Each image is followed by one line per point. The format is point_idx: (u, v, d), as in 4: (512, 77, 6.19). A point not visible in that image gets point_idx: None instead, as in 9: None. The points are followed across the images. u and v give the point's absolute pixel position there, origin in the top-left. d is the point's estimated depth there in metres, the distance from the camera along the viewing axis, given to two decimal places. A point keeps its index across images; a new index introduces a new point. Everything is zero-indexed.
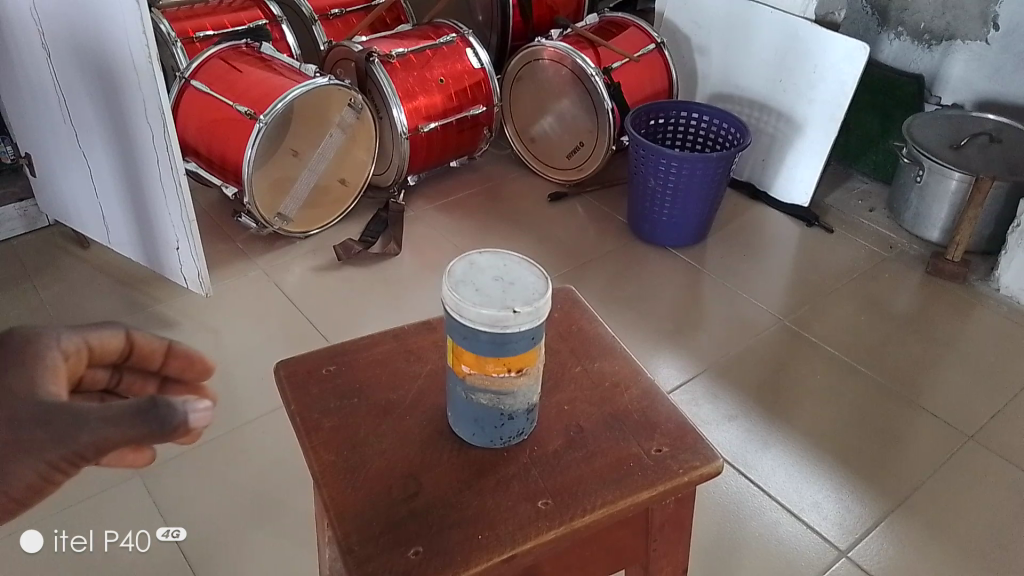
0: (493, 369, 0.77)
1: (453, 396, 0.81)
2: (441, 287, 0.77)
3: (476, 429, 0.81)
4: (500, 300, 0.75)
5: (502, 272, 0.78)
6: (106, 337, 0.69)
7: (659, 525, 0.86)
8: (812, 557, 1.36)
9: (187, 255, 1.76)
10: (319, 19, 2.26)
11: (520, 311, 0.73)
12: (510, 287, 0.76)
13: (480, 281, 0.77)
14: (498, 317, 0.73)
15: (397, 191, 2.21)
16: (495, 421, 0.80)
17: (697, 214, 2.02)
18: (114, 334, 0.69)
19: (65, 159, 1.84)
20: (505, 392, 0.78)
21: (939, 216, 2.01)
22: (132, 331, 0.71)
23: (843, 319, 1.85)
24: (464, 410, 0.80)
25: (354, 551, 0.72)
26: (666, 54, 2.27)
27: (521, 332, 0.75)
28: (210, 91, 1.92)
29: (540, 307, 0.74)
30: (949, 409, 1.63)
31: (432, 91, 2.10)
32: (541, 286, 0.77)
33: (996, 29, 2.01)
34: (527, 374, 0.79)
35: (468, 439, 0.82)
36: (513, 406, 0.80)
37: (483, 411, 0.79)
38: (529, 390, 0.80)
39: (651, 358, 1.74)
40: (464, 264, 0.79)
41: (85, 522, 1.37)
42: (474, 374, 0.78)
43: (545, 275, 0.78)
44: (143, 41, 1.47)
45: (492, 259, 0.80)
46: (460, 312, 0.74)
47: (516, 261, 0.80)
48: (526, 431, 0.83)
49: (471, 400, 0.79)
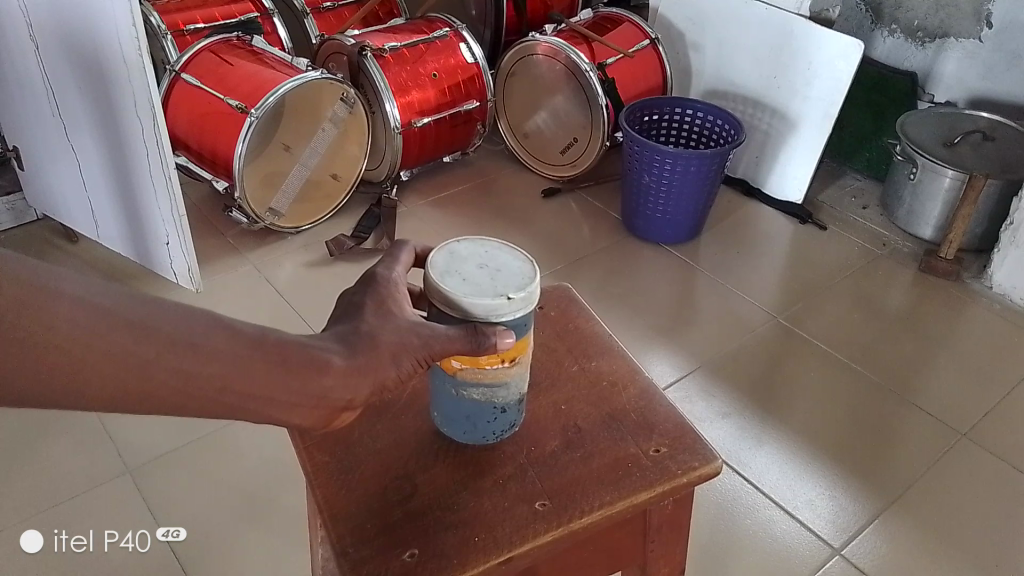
0: (486, 361, 0.77)
1: (439, 395, 0.80)
2: (426, 279, 0.75)
3: (467, 427, 0.80)
4: (490, 287, 0.74)
5: (485, 258, 0.77)
6: (409, 256, 0.82)
7: (657, 526, 0.85)
8: (806, 554, 1.36)
9: (178, 250, 1.74)
10: (311, 12, 2.24)
11: (513, 297, 0.73)
12: (497, 272, 0.76)
13: (464, 270, 0.76)
14: (491, 306, 0.73)
15: (390, 186, 2.19)
16: (488, 416, 0.80)
17: (690, 211, 2.02)
18: (410, 251, 0.82)
19: (53, 151, 1.81)
20: (497, 384, 0.79)
21: (931, 213, 2.02)
22: (416, 247, 0.84)
23: (836, 316, 1.86)
24: (454, 409, 0.80)
25: (349, 554, 0.71)
26: (660, 49, 2.26)
27: (515, 318, 0.75)
28: (200, 84, 1.89)
29: (531, 292, 0.74)
30: (941, 406, 1.63)
31: (425, 86, 2.08)
32: (528, 270, 0.76)
33: (989, 27, 2.01)
34: (518, 363, 0.79)
35: (458, 439, 0.81)
36: (505, 398, 0.80)
37: (475, 407, 0.79)
38: (519, 381, 0.81)
39: (646, 354, 1.74)
40: (444, 254, 0.78)
41: (84, 522, 1.36)
42: (466, 367, 0.78)
43: (530, 258, 0.78)
44: (133, 33, 1.45)
45: (472, 246, 0.79)
46: (452, 305, 0.73)
47: (496, 245, 0.79)
48: (516, 423, 0.83)
49: (463, 397, 0.79)
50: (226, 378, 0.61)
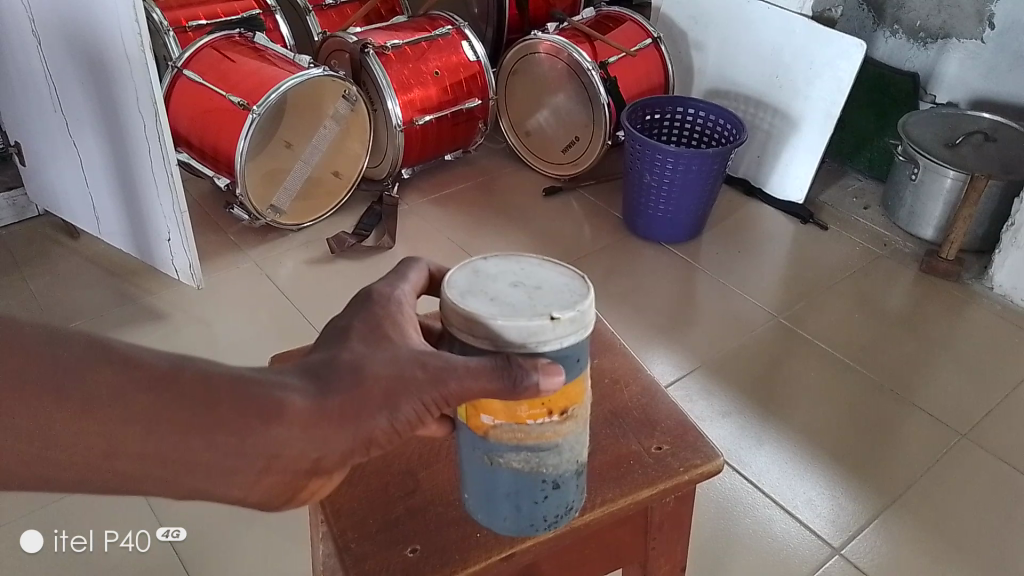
0: (528, 416, 0.65)
1: (475, 469, 0.69)
2: (443, 302, 0.65)
3: (514, 508, 0.70)
4: (528, 308, 0.64)
5: (520, 275, 0.68)
6: (419, 275, 0.77)
7: (658, 523, 0.85)
8: (805, 555, 1.36)
9: (179, 247, 1.74)
10: (313, 10, 2.24)
11: (559, 318, 0.62)
12: (535, 291, 0.66)
13: (492, 289, 0.66)
14: (530, 328, 0.62)
15: (392, 184, 2.19)
16: (539, 491, 0.69)
17: (692, 210, 2.01)
18: (422, 269, 0.77)
19: (55, 146, 1.81)
20: (544, 448, 0.67)
21: (933, 214, 2.01)
22: (431, 265, 0.79)
23: (837, 316, 1.86)
24: (496, 485, 0.69)
25: (351, 550, 0.72)
26: (662, 48, 2.26)
27: (562, 345, 0.64)
28: (202, 81, 1.89)
29: (580, 313, 0.64)
30: (942, 407, 1.63)
31: (427, 84, 2.08)
32: (574, 288, 0.66)
33: (992, 28, 2.01)
34: (572, 417, 0.68)
35: (502, 523, 0.71)
36: (556, 466, 0.68)
37: (521, 480, 0.68)
38: (572, 442, 0.69)
39: (647, 352, 1.75)
40: (468, 273, 0.68)
41: (85, 521, 1.35)
42: (502, 424, 0.66)
43: (574, 276, 0.68)
44: (135, 30, 1.45)
45: (502, 264, 0.69)
46: (480, 327, 0.63)
47: (534, 262, 0.70)
48: (571, 500, 0.72)
49: (505, 468, 0.68)
50: (217, 387, 0.60)
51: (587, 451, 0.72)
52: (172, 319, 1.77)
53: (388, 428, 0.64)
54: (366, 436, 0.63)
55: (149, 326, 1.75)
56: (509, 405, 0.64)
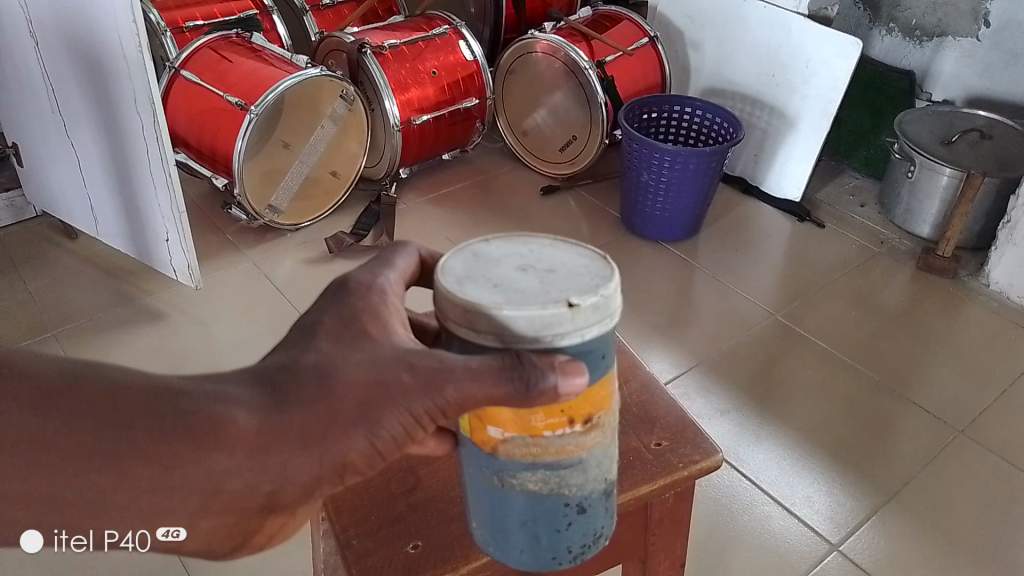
0: (544, 427, 0.63)
1: (488, 494, 0.67)
2: (440, 291, 0.63)
3: (533, 536, 0.68)
4: (541, 295, 0.61)
5: (528, 260, 0.65)
6: (408, 263, 0.75)
7: (658, 518, 0.86)
8: (804, 552, 1.36)
9: (177, 247, 1.74)
10: (310, 10, 2.25)
11: (577, 305, 0.60)
12: (548, 275, 0.63)
13: (498, 276, 0.63)
14: (544, 318, 0.59)
15: (389, 183, 2.21)
16: (560, 515, 0.67)
17: (689, 208, 2.02)
18: (411, 257, 0.75)
19: (52, 147, 1.81)
20: (563, 466, 0.65)
21: (929, 211, 2.02)
22: (421, 251, 0.77)
23: (835, 314, 1.86)
24: (513, 510, 0.67)
25: (353, 546, 0.73)
26: (659, 47, 2.26)
27: (583, 338, 0.61)
28: (200, 81, 1.89)
29: (600, 296, 0.61)
30: (940, 404, 1.63)
31: (424, 84, 2.09)
32: (590, 269, 0.64)
33: (987, 26, 2.02)
34: (596, 427, 0.65)
35: (517, 552, 0.69)
36: (576, 490, 0.66)
37: (540, 503, 0.66)
38: (595, 459, 0.66)
39: (646, 350, 1.75)
40: (471, 259, 0.66)
41: None
42: (514, 438, 0.63)
43: (589, 257, 0.66)
44: (134, 31, 1.45)
45: (508, 248, 0.67)
46: (485, 318, 0.60)
47: (540, 245, 0.68)
48: (595, 523, 0.69)
49: (522, 490, 0.65)
50: None
51: (614, 468, 0.70)
52: (171, 319, 1.77)
53: (365, 447, 0.62)
54: (345, 450, 0.62)
55: (149, 326, 1.75)
56: (521, 413, 0.62)
